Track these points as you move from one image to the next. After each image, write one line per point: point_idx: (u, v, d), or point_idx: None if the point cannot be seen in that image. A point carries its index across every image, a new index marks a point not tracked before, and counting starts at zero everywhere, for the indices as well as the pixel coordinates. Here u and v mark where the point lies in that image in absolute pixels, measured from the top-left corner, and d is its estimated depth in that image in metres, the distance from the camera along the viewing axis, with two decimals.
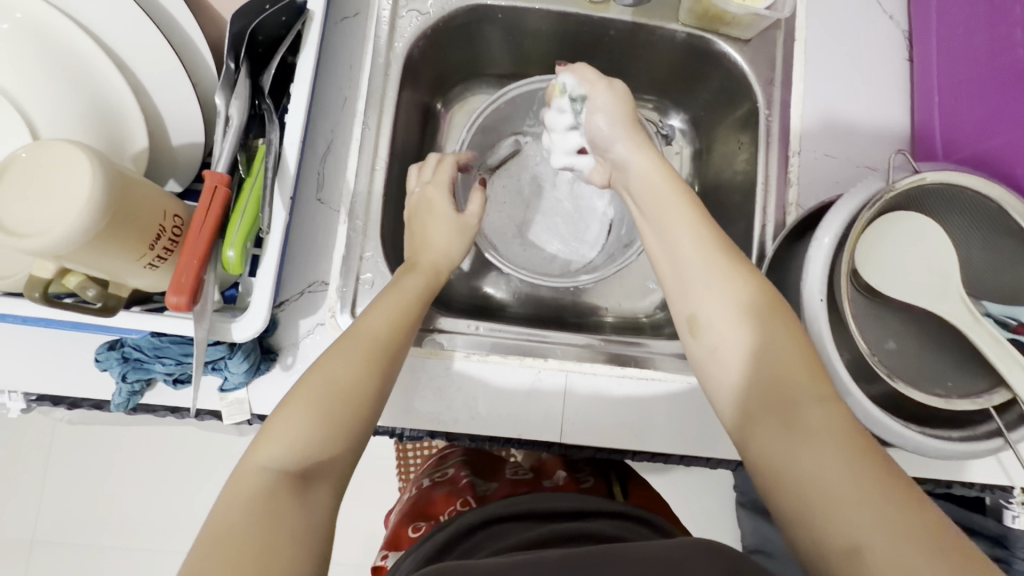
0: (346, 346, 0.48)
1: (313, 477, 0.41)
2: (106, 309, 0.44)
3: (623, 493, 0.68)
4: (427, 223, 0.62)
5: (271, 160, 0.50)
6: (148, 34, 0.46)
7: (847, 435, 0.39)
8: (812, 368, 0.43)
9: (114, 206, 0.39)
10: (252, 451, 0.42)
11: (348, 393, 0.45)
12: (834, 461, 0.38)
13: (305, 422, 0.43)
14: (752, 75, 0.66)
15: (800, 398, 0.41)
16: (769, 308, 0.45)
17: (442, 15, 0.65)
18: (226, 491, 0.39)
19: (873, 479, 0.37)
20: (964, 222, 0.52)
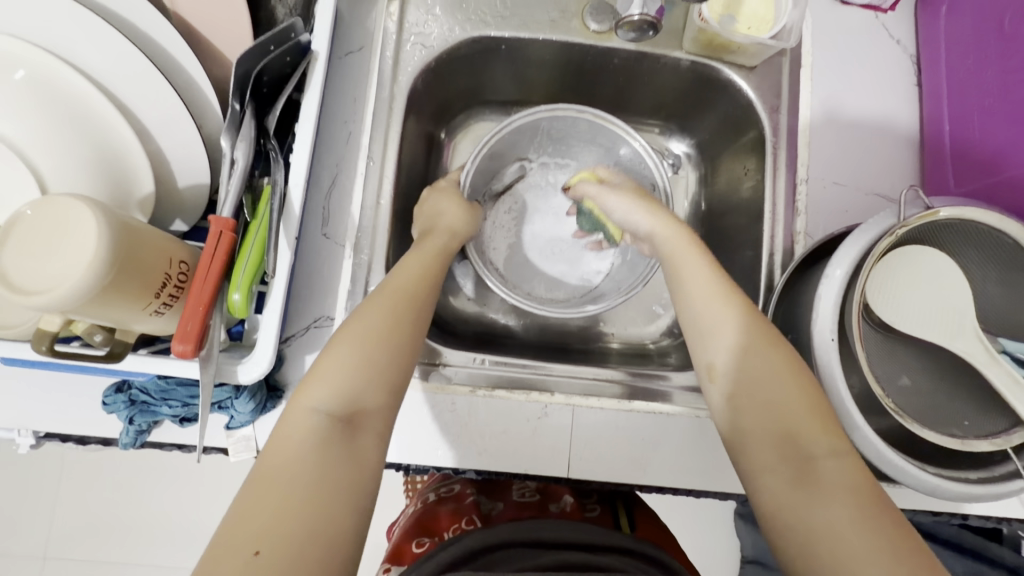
0: (382, 292, 0.50)
1: (358, 423, 0.43)
2: (112, 354, 0.44)
3: (630, 526, 0.67)
4: (435, 203, 0.63)
5: (276, 202, 0.50)
6: (153, 80, 0.46)
7: (861, 496, 0.40)
8: (828, 424, 0.44)
9: (120, 258, 0.39)
10: (300, 391, 0.44)
11: (384, 339, 0.47)
12: (845, 520, 0.39)
13: (349, 365, 0.45)
14: (758, 102, 0.65)
15: (815, 453, 0.42)
16: (786, 362, 0.46)
17: (446, 47, 0.65)
18: (277, 433, 0.42)
19: (884, 541, 0.38)
20: (978, 256, 0.51)
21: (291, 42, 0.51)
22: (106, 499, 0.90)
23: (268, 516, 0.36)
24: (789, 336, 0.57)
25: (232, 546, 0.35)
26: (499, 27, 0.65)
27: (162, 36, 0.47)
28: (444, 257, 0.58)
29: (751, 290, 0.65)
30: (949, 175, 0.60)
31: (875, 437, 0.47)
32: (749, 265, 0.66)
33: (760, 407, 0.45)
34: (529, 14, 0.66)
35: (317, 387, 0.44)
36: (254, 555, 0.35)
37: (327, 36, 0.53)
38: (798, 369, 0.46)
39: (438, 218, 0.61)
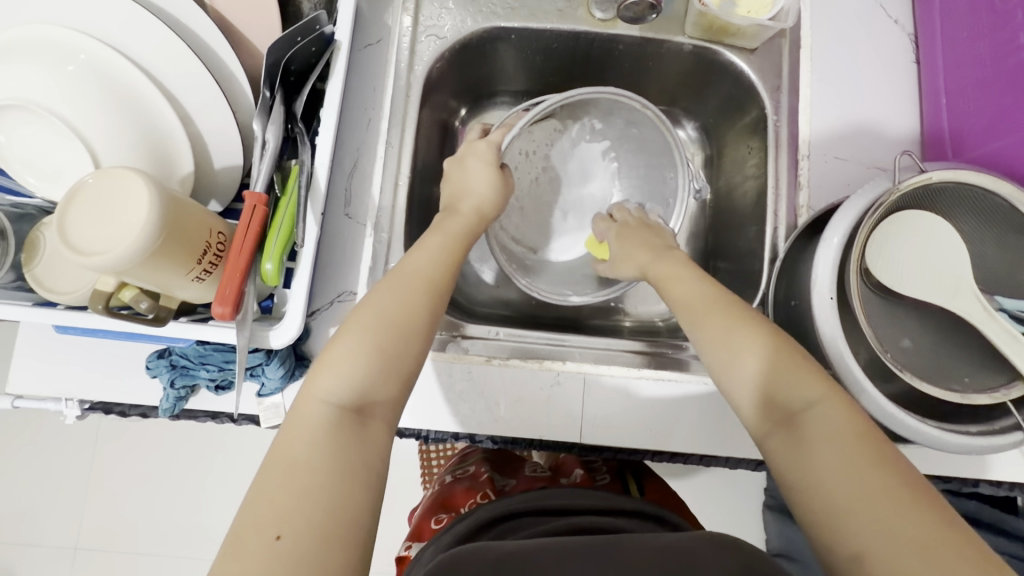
0: (393, 282, 0.51)
1: (367, 412, 0.45)
2: (157, 319, 0.48)
3: (640, 491, 0.69)
4: (468, 167, 0.64)
5: (304, 180, 0.54)
6: (194, 69, 0.50)
7: (854, 444, 0.42)
8: (815, 379, 0.46)
9: (168, 224, 0.43)
10: (310, 381, 0.46)
11: (398, 326, 0.48)
12: (840, 471, 0.41)
13: (358, 356, 0.46)
14: (759, 83, 0.68)
15: (804, 413, 0.45)
16: (765, 333, 0.49)
17: (459, 38, 0.69)
18: (292, 420, 0.44)
19: (879, 482, 0.39)
20: (975, 220, 0.52)
21: (316, 32, 0.55)
22: (139, 481, 0.94)
23: (286, 502, 0.39)
24: (792, 303, 0.59)
25: (255, 531, 0.37)
26: (509, 17, 0.69)
27: (201, 28, 0.51)
28: (467, 239, 0.59)
29: (757, 264, 0.67)
30: (947, 148, 0.62)
31: (877, 393, 0.48)
32: (755, 241, 0.68)
33: (746, 380, 0.48)
34: (538, 5, 0.69)
35: (330, 376, 0.45)
36: (275, 539, 0.37)
37: (349, 27, 0.57)
38: (778, 337, 0.49)
39: (469, 189, 0.62)
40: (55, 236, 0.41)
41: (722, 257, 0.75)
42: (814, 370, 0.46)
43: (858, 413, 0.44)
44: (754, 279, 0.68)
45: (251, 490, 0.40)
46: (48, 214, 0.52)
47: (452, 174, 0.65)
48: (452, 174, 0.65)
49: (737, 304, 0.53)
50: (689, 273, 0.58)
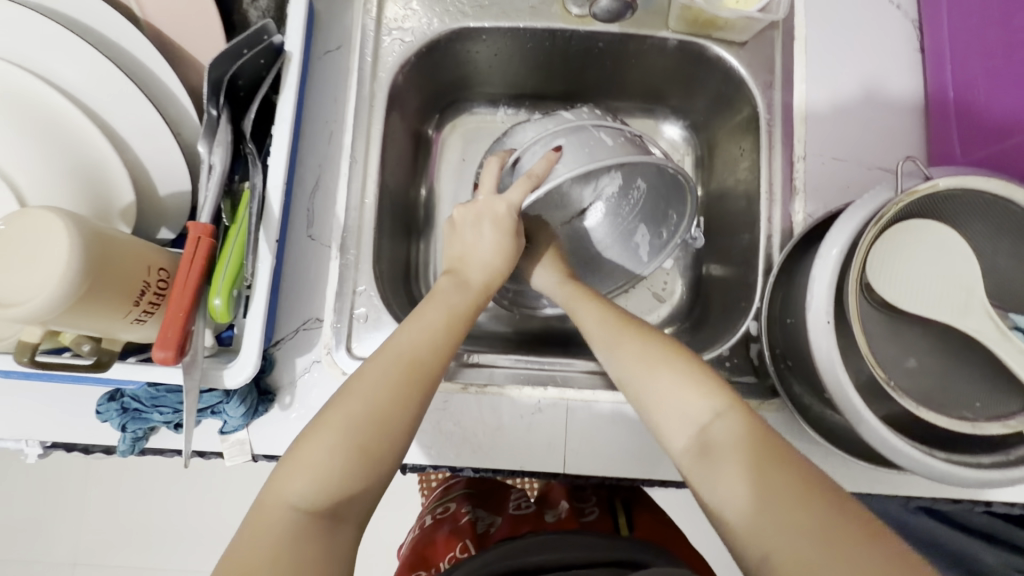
0: (381, 368, 0.47)
1: (342, 514, 0.42)
2: (98, 364, 0.45)
3: (629, 525, 0.65)
4: (481, 231, 0.56)
5: (254, 206, 0.50)
6: (127, 90, 0.46)
7: (751, 450, 0.41)
8: (708, 389, 0.45)
9: (94, 266, 0.39)
10: (279, 480, 0.42)
11: (381, 421, 0.44)
12: (742, 480, 0.40)
13: (335, 458, 0.42)
14: (750, 78, 0.63)
15: (707, 429, 0.44)
16: (656, 346, 0.49)
17: (425, 41, 0.64)
18: (256, 520, 0.41)
19: (783, 484, 0.39)
20: (987, 229, 0.48)
21: (264, 43, 0.50)
22: (116, 512, 0.91)
23: None
24: (787, 320, 0.54)
25: None
26: (478, 17, 0.64)
27: (134, 45, 0.47)
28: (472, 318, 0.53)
29: (750, 274, 0.63)
30: (956, 145, 0.57)
31: (880, 423, 0.44)
32: (748, 249, 0.64)
33: (656, 400, 0.47)
34: (509, 3, 0.65)
35: (301, 480, 0.42)
36: None
37: (300, 36, 0.53)
38: (680, 356, 0.48)
39: (479, 259, 0.56)
40: None
41: (714, 265, 0.71)
42: (709, 381, 0.46)
43: (753, 415, 0.44)
44: (748, 290, 0.63)
45: None
46: None
47: (463, 229, 0.57)
48: (460, 225, 0.58)
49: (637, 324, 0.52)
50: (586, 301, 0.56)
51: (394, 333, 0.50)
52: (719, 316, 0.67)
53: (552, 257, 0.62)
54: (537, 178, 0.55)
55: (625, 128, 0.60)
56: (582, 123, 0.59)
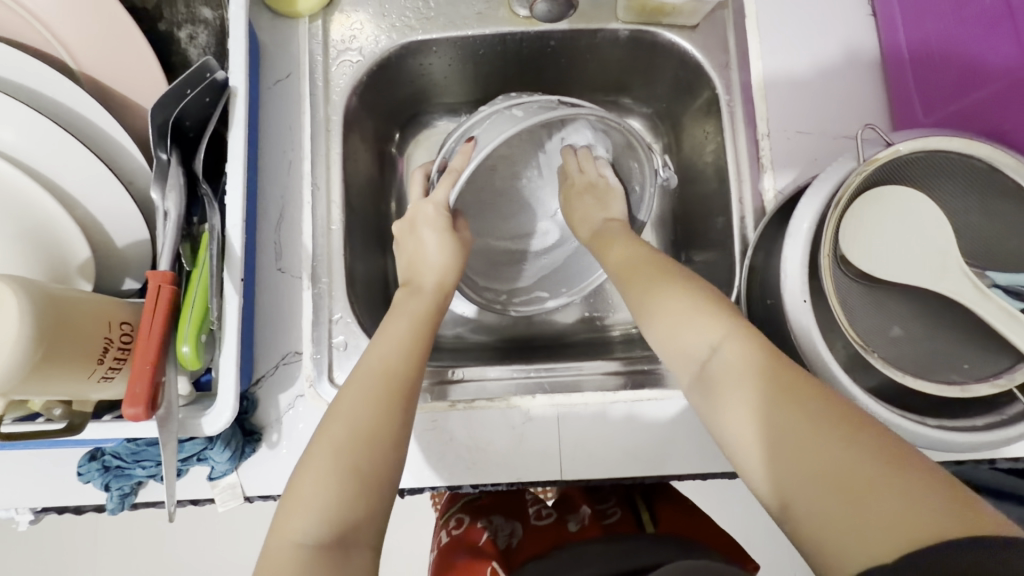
0: (358, 389, 0.46)
1: (350, 542, 0.40)
2: (72, 426, 0.44)
3: (651, 520, 0.68)
4: (422, 236, 0.57)
5: (215, 247, 0.49)
6: (69, 145, 0.45)
7: (767, 381, 0.39)
8: (716, 321, 0.44)
9: (50, 329, 0.38)
10: (281, 519, 0.41)
11: (369, 439, 0.43)
12: (753, 413, 0.39)
13: (332, 484, 0.41)
14: (706, 61, 0.63)
15: (713, 362, 0.43)
16: (666, 283, 0.49)
17: (375, 59, 0.63)
18: (264, 567, 0.39)
19: (799, 420, 0.36)
20: (955, 188, 0.47)
21: (207, 81, 0.49)
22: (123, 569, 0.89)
23: None
24: (769, 302, 0.53)
25: None
26: (426, 29, 0.63)
27: (70, 98, 0.46)
28: (434, 318, 0.53)
29: (728, 257, 0.62)
30: (915, 103, 0.56)
31: (867, 397, 0.43)
32: (724, 233, 0.63)
33: (664, 330, 0.47)
34: (456, 11, 0.64)
35: (303, 515, 0.40)
36: None
37: (244, 69, 0.51)
38: (695, 291, 0.47)
39: (426, 262, 0.56)
40: None
41: (693, 250, 0.70)
42: (720, 313, 0.45)
43: (765, 345, 0.42)
44: (728, 272, 0.63)
45: None
46: None
47: (404, 240, 0.58)
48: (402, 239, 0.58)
49: (663, 265, 0.52)
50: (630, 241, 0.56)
51: (365, 352, 0.50)
52: None
53: (580, 201, 0.61)
54: (457, 170, 0.55)
55: (538, 97, 0.55)
56: (495, 108, 0.55)
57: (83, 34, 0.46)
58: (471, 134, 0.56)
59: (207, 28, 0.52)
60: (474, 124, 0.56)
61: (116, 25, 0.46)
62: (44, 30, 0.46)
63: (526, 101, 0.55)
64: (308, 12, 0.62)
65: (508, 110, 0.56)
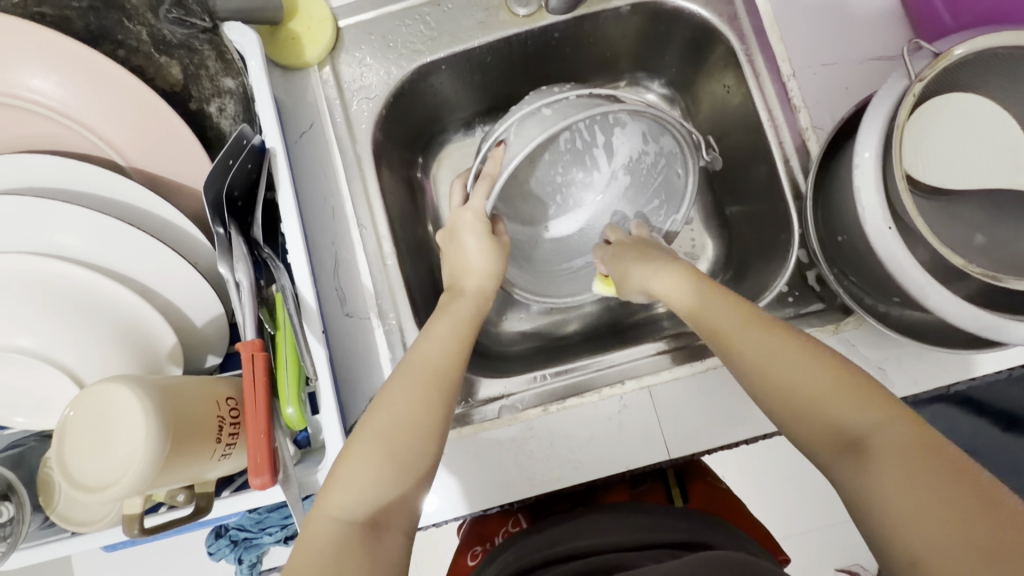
0: (405, 378, 0.46)
1: (383, 523, 0.40)
2: (200, 509, 0.44)
3: (683, 497, 0.71)
4: (463, 242, 0.57)
5: (292, 306, 0.49)
6: (133, 238, 0.45)
7: (925, 457, 0.32)
8: (845, 377, 0.38)
9: (170, 419, 0.39)
10: (321, 495, 0.41)
11: (412, 429, 0.44)
12: (903, 484, 0.32)
13: (373, 468, 0.42)
14: (714, 17, 0.62)
15: (852, 426, 0.36)
16: (766, 327, 0.42)
17: (390, 90, 0.64)
18: (300, 541, 0.39)
19: (962, 494, 0.30)
20: (1009, 83, 0.47)
21: (247, 148, 0.49)
22: None
23: None
24: (839, 238, 0.53)
25: None
26: (432, 50, 0.64)
27: (124, 192, 0.46)
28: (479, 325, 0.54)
29: (778, 205, 0.62)
30: (941, 10, 0.54)
31: (969, 307, 0.43)
32: (768, 182, 0.63)
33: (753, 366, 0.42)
34: (457, 26, 0.64)
35: (342, 491, 0.40)
36: None
37: (276, 129, 0.52)
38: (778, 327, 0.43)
39: (469, 266, 0.56)
40: (60, 479, 0.37)
41: (736, 208, 0.70)
42: (877, 390, 0.36)
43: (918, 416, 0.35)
44: (780, 218, 0.62)
45: None
46: (47, 438, 0.49)
47: (445, 246, 0.59)
48: (448, 253, 0.58)
49: (755, 311, 0.45)
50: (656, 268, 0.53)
51: (410, 347, 0.50)
52: (757, 254, 0.67)
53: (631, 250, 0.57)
54: (493, 176, 0.55)
55: (567, 93, 0.55)
56: (527, 111, 0.55)
57: (124, 130, 0.47)
58: (500, 138, 0.57)
59: (233, 98, 0.53)
60: (507, 128, 0.56)
61: (153, 113, 0.47)
62: (90, 135, 0.48)
63: (555, 99, 0.54)
64: (315, 61, 0.63)
65: (538, 110, 0.56)
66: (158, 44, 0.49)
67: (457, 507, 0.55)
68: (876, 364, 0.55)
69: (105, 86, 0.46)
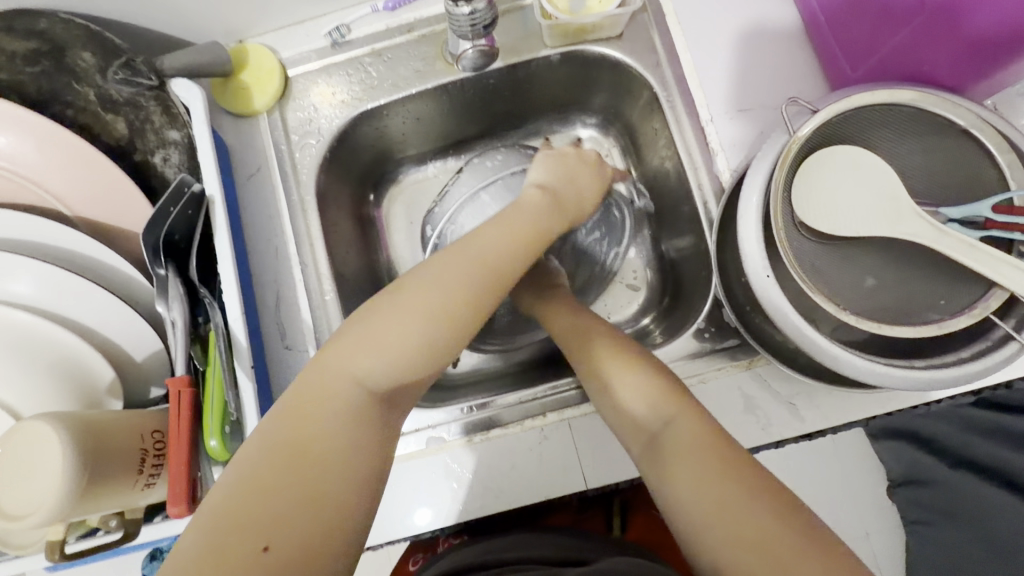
0: (469, 260, 0.46)
1: (393, 402, 0.43)
2: (127, 535, 0.48)
3: (622, 526, 0.72)
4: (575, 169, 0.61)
5: (222, 343, 0.53)
6: (74, 283, 0.50)
7: (708, 456, 0.43)
8: (666, 391, 0.48)
9: (90, 452, 0.42)
10: (344, 358, 0.42)
11: (476, 304, 0.45)
12: (696, 482, 0.42)
13: (412, 344, 0.43)
14: (637, 65, 0.66)
15: (665, 434, 0.46)
16: (617, 352, 0.53)
17: (334, 133, 0.68)
18: (316, 396, 0.41)
19: (733, 490, 0.41)
20: (892, 136, 0.49)
21: (187, 195, 0.54)
22: None
23: (286, 496, 0.36)
24: (744, 279, 0.55)
25: (250, 526, 0.35)
26: (374, 97, 0.68)
27: (67, 241, 0.51)
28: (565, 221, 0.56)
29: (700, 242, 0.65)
30: (842, 61, 0.58)
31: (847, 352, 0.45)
32: (692, 219, 0.66)
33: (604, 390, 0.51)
34: (397, 74, 0.68)
35: (378, 359, 0.42)
36: (263, 552, 0.35)
37: (216, 178, 0.56)
38: (626, 351, 0.53)
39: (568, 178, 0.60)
40: None
41: (670, 241, 0.73)
42: (682, 398, 0.48)
43: (712, 423, 0.46)
44: (707, 254, 0.65)
45: (250, 461, 0.38)
46: None
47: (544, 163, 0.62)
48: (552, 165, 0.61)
49: (614, 339, 0.55)
50: (564, 305, 0.62)
51: (476, 231, 0.49)
52: (688, 288, 0.69)
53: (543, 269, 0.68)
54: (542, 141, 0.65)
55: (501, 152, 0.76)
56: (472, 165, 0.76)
57: (68, 183, 0.52)
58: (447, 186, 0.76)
59: (178, 148, 0.57)
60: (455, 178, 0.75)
61: (95, 168, 0.51)
62: (39, 188, 0.52)
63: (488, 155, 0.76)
64: (264, 108, 0.67)
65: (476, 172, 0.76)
66: (105, 103, 0.54)
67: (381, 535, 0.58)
68: (787, 400, 0.57)
69: (51, 145, 0.50)
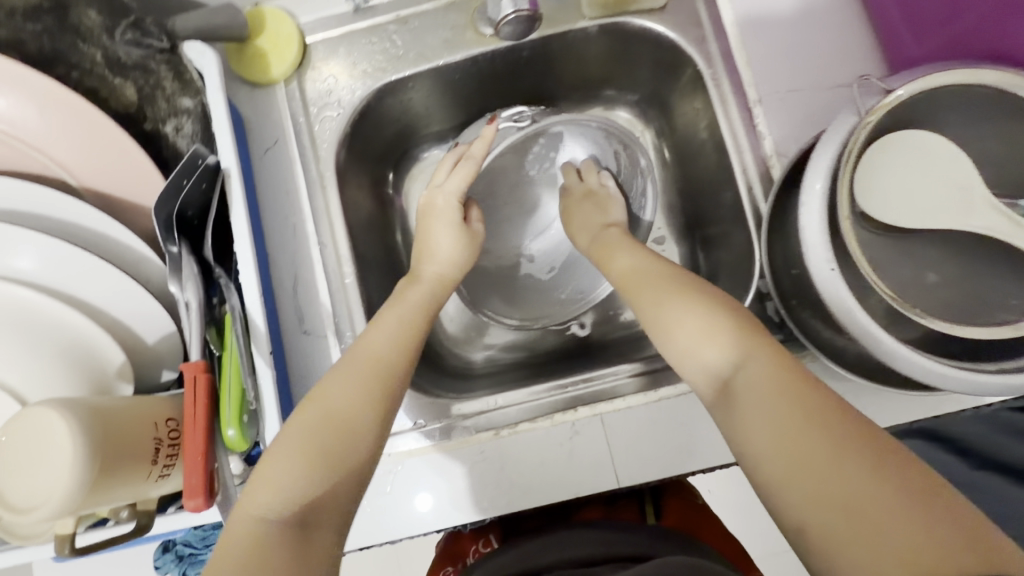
0: (350, 369, 0.46)
1: (313, 521, 0.40)
2: (139, 528, 0.44)
3: (656, 513, 0.68)
4: (434, 228, 0.60)
5: (240, 327, 0.50)
6: (82, 259, 0.46)
7: (775, 396, 0.38)
8: (730, 328, 0.43)
9: (102, 442, 0.39)
10: (245, 496, 0.40)
11: (344, 422, 0.43)
12: (765, 425, 0.37)
13: (298, 463, 0.41)
14: (681, 39, 0.62)
15: (730, 374, 0.41)
16: (676, 290, 0.48)
17: (356, 106, 0.64)
18: (225, 539, 0.39)
19: (812, 434, 0.35)
20: (965, 121, 0.46)
21: (201, 168, 0.50)
22: None
23: None
24: (795, 270, 0.52)
25: None
26: (399, 67, 0.64)
27: (73, 213, 0.47)
28: (433, 305, 0.55)
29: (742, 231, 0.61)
30: (905, 35, 0.54)
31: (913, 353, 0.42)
32: (732, 206, 0.62)
33: (662, 331, 0.47)
34: (423, 44, 0.64)
35: (265, 491, 0.40)
36: None
37: (232, 149, 0.52)
38: (688, 288, 0.48)
39: (436, 251, 0.59)
40: None
41: (706, 229, 0.69)
42: (752, 334, 0.42)
43: (793, 360, 0.40)
44: (748, 244, 0.61)
45: None
46: None
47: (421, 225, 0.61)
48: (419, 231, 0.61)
49: (678, 279, 0.50)
50: (628, 249, 0.58)
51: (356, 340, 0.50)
52: (725, 279, 0.66)
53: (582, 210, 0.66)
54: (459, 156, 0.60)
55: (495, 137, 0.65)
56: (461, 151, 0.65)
57: (73, 150, 0.48)
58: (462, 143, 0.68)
59: (191, 117, 0.53)
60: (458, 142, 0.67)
61: (104, 135, 0.47)
62: (41, 155, 0.48)
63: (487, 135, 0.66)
64: (281, 76, 0.63)
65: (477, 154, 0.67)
66: (113, 65, 0.50)
67: (403, 530, 0.56)
68: None
69: (55, 107, 0.46)
